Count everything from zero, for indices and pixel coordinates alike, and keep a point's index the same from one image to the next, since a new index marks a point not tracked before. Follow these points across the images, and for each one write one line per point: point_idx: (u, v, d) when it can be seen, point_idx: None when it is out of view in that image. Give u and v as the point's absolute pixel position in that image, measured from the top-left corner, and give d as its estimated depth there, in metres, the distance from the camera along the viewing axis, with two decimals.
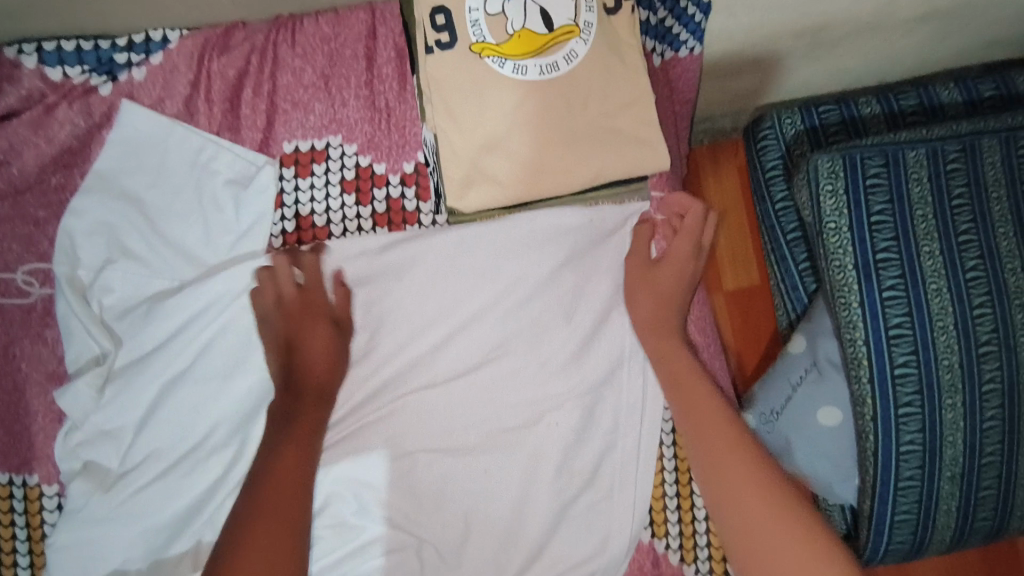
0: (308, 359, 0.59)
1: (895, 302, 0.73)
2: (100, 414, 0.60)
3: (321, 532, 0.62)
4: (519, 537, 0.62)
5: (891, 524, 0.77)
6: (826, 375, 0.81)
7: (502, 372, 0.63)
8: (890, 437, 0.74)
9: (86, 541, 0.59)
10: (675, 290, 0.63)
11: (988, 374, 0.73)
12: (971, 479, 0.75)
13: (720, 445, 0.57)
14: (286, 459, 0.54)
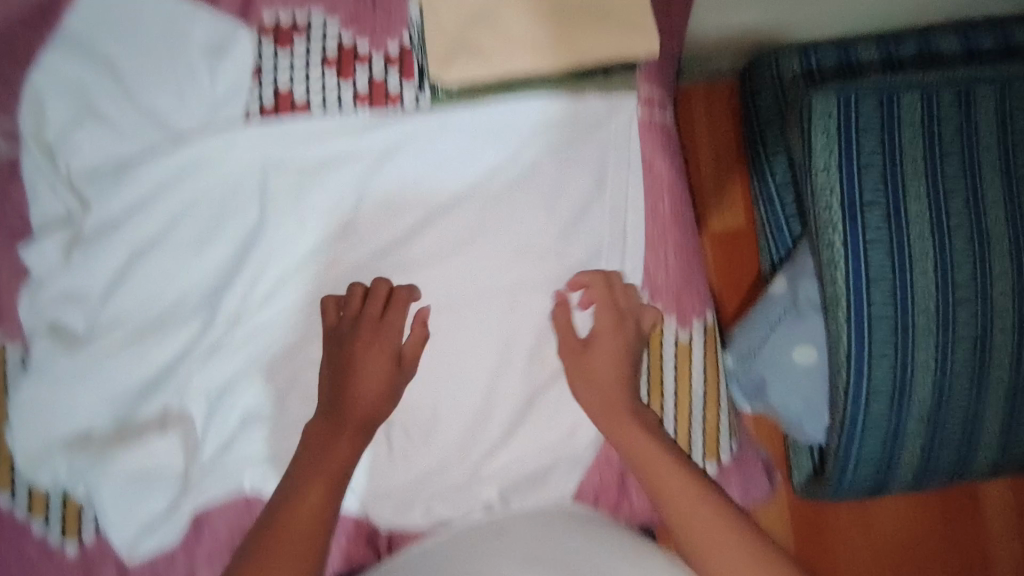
0: (360, 391, 0.59)
1: (878, 244, 0.76)
2: (67, 276, 0.58)
3: (288, 406, 0.61)
4: (488, 423, 0.63)
5: (858, 459, 0.82)
6: (804, 315, 0.86)
7: (480, 257, 0.63)
8: (863, 375, 0.77)
9: (54, 403, 0.58)
10: (663, 197, 0.64)
11: (961, 318, 0.76)
12: (938, 419, 0.79)
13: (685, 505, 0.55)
14: (318, 484, 0.55)
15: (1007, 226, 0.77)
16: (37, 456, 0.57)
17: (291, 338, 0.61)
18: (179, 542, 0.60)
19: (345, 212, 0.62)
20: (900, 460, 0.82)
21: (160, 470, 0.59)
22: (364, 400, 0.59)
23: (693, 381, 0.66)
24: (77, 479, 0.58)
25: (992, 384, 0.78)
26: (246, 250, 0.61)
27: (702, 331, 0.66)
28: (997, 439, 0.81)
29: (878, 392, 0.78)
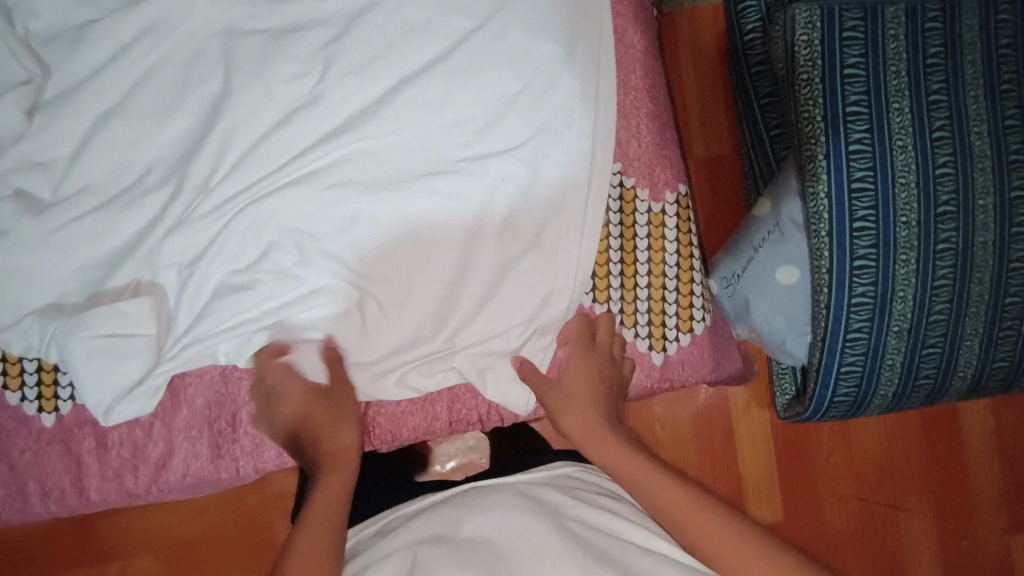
0: (335, 434, 0.61)
1: (861, 156, 0.77)
2: (30, 142, 0.58)
3: (259, 276, 0.61)
4: (459, 298, 0.63)
5: (838, 377, 0.83)
6: (788, 235, 0.86)
7: (447, 125, 0.62)
8: (844, 288, 0.79)
9: (26, 272, 0.58)
10: (629, 72, 0.67)
11: (944, 234, 0.77)
12: (917, 335, 0.80)
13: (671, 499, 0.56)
14: (313, 525, 0.53)
15: (991, 140, 0.76)
16: (13, 323, 0.59)
17: (257, 210, 0.60)
18: (155, 411, 0.62)
19: (312, 81, 0.61)
20: (880, 377, 0.83)
21: (131, 335, 0.58)
22: (338, 443, 0.60)
23: (666, 254, 0.67)
24: (50, 346, 0.59)
25: (972, 301, 0.79)
26: (211, 119, 0.60)
27: (675, 205, 0.67)
28: (977, 359, 0.82)
29: (859, 307, 0.79)
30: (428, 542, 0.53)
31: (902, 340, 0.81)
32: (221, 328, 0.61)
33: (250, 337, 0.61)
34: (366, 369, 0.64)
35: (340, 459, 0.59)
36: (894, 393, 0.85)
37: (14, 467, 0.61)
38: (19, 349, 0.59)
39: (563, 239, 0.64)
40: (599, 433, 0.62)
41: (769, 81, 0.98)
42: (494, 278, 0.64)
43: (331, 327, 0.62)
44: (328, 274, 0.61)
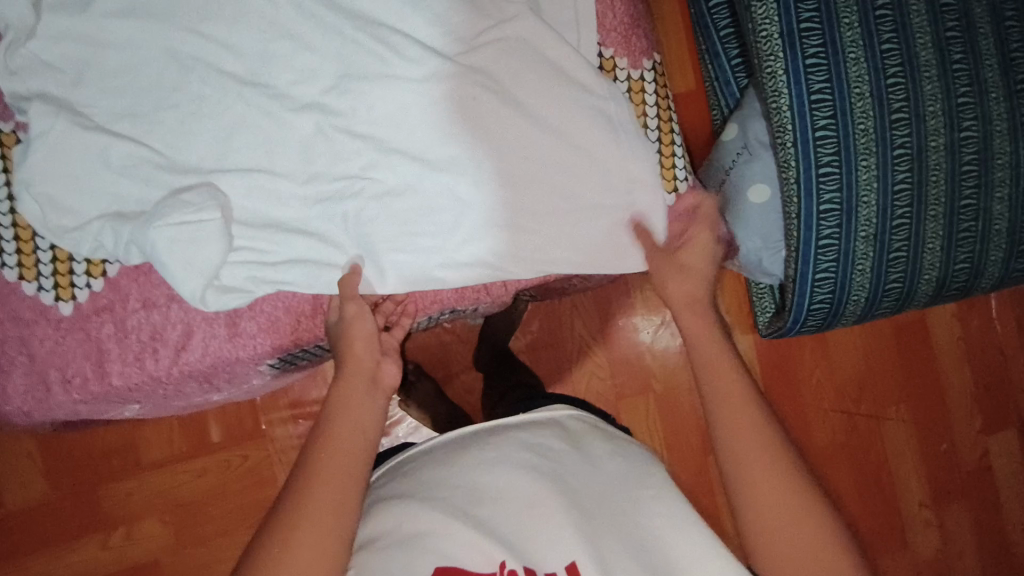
0: (357, 357, 0.63)
1: (817, 69, 0.89)
2: (42, 41, 0.61)
3: (274, 157, 0.65)
4: (461, 176, 0.67)
5: (814, 282, 0.95)
6: (755, 154, 1.00)
7: (441, 13, 0.67)
8: (812, 195, 0.90)
9: (41, 161, 0.60)
10: None
11: (899, 140, 0.90)
12: (882, 238, 0.93)
13: (729, 410, 0.62)
14: (342, 425, 0.59)
15: (933, 51, 0.90)
16: (74, 224, 0.62)
17: (264, 97, 0.64)
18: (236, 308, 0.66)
19: None
20: (852, 281, 0.95)
21: (201, 223, 0.61)
22: (348, 415, 0.60)
23: (648, 118, 0.74)
24: (130, 248, 0.62)
25: (929, 205, 0.92)
26: (209, 9, 0.63)
27: (653, 72, 0.74)
28: (939, 262, 0.95)
29: (829, 212, 0.91)
30: (433, 492, 0.60)
31: (869, 243, 0.93)
32: (273, 219, 0.66)
33: (286, 224, 0.66)
34: (412, 261, 0.67)
35: (351, 428, 0.59)
36: (867, 296, 0.97)
37: (35, 357, 0.63)
38: (87, 250, 0.62)
39: (557, 119, 0.69)
40: (692, 315, 0.69)
41: (727, 14, 1.07)
42: (483, 159, 0.67)
43: (344, 207, 0.66)
44: (343, 150, 0.66)
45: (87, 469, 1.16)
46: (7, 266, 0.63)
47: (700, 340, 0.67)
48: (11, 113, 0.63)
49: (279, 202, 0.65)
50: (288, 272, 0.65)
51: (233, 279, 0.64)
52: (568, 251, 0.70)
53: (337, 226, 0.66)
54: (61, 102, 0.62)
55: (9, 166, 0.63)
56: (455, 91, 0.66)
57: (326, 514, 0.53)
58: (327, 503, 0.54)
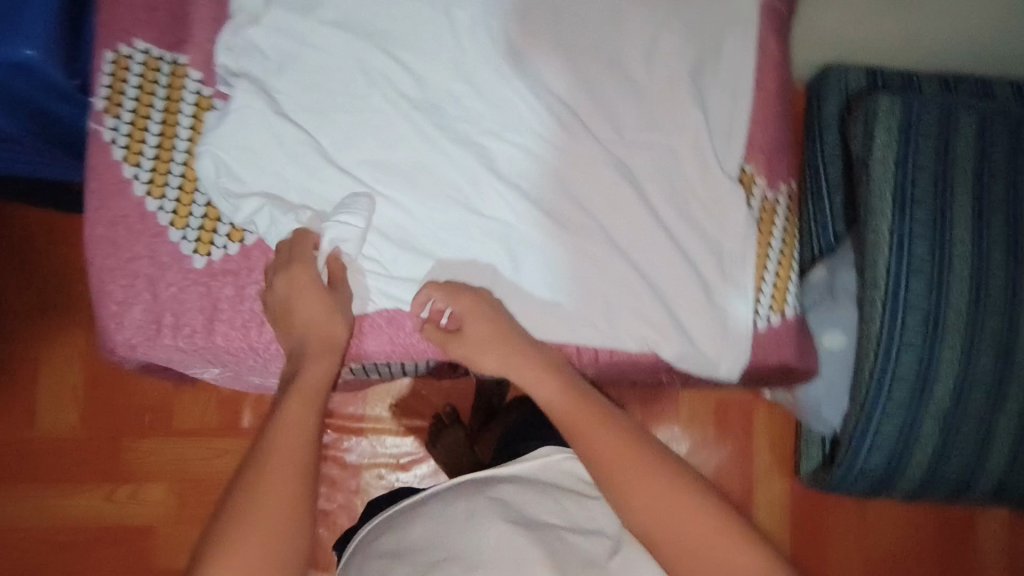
0: (319, 323, 0.62)
1: (920, 238, 0.90)
2: (263, 28, 0.67)
3: (421, 183, 0.69)
4: (575, 248, 0.70)
5: (870, 446, 0.93)
6: (840, 301, 0.98)
7: (608, 96, 0.71)
8: (890, 357, 0.89)
9: (229, 133, 0.66)
10: (770, 89, 0.74)
11: (989, 328, 0.89)
12: (951, 420, 0.91)
13: (623, 467, 0.58)
14: (297, 397, 0.57)
15: None
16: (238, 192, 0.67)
17: (428, 128, 0.69)
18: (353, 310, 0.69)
19: (495, 24, 0.70)
20: (911, 454, 0.93)
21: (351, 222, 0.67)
22: (312, 392, 0.58)
23: (773, 237, 0.73)
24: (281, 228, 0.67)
25: (1006, 401, 0.90)
26: (409, 42, 0.69)
27: (785, 197, 0.74)
28: (1004, 460, 0.92)
29: (902, 377, 0.89)
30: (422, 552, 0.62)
31: (936, 421, 0.91)
32: (394, 238, 0.69)
33: (403, 244, 0.69)
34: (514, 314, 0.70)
35: (310, 414, 0.57)
36: (923, 473, 0.94)
37: (156, 298, 0.67)
38: (240, 217, 0.67)
39: (681, 221, 0.71)
40: (521, 365, 0.64)
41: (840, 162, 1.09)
42: (603, 238, 0.70)
43: (473, 247, 0.69)
44: (489, 192, 0.69)
45: (121, 419, 1.18)
46: (163, 210, 0.67)
47: (568, 409, 0.61)
48: (214, 81, 0.68)
49: (402, 218, 0.69)
50: (410, 291, 0.69)
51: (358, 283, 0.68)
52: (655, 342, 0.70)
53: (451, 261, 0.69)
54: (261, 85, 0.67)
55: (198, 129, 0.67)
56: (597, 173, 0.70)
57: (275, 514, 0.51)
58: (283, 491, 0.52)
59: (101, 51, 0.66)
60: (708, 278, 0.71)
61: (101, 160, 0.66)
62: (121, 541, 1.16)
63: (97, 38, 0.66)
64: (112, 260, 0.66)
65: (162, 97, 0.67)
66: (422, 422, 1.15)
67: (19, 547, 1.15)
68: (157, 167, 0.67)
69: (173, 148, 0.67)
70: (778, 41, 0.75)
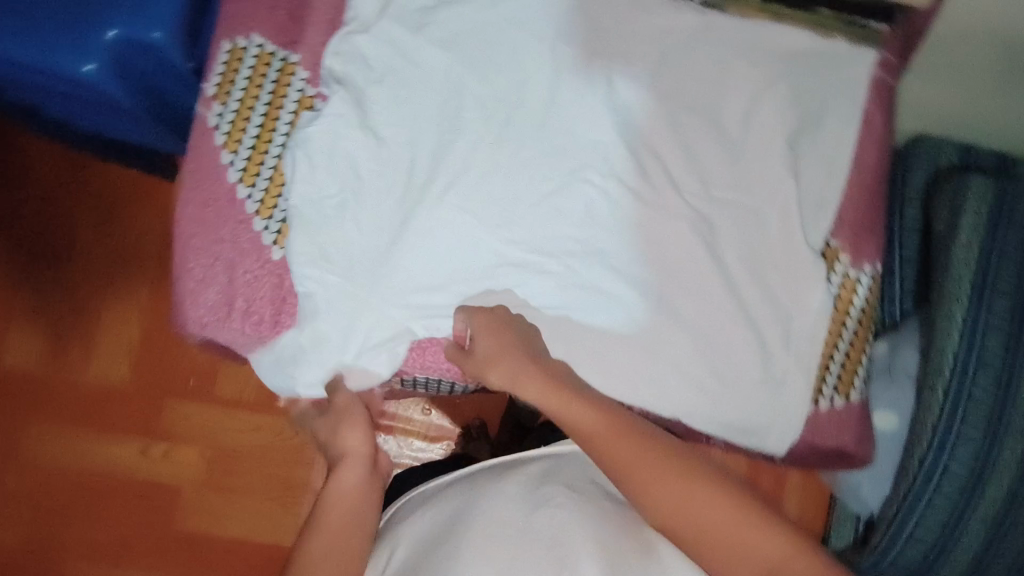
0: (353, 438, 0.68)
1: (996, 330, 0.77)
2: (372, 39, 0.69)
3: (500, 210, 0.69)
4: (638, 297, 0.70)
5: (908, 538, 0.81)
6: (899, 383, 0.89)
7: (699, 150, 0.70)
8: (943, 449, 0.78)
9: (324, 135, 0.68)
10: (868, 166, 0.72)
11: None
12: (999, 534, 0.79)
13: (628, 454, 0.63)
14: (341, 504, 0.65)
15: None
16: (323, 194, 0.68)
17: (514, 157, 0.69)
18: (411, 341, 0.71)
19: (599, 63, 0.70)
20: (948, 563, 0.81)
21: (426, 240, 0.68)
22: (347, 501, 0.65)
23: (849, 316, 0.71)
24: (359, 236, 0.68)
25: None
26: (510, 71, 0.70)
27: (870, 277, 0.72)
28: None
29: (951, 479, 0.78)
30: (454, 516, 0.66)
31: (982, 533, 0.79)
32: (408, 307, 0.69)
33: (416, 314, 0.69)
34: (572, 353, 0.70)
35: (350, 515, 0.64)
36: None
37: (232, 282, 0.69)
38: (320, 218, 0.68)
39: (752, 285, 0.70)
40: (528, 384, 0.65)
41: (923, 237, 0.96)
42: (669, 293, 0.70)
43: (542, 282, 0.70)
44: (564, 230, 0.70)
45: (167, 379, 1.20)
46: (252, 199, 0.69)
47: (571, 414, 0.64)
48: (318, 83, 0.70)
49: (422, 278, 0.69)
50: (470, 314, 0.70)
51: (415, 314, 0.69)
52: (707, 408, 0.70)
53: (513, 297, 0.70)
54: (361, 94, 0.69)
55: (295, 125, 0.69)
56: (674, 225, 0.70)
57: None
58: None
59: (220, 40, 0.69)
60: (772, 348, 0.70)
61: (203, 144, 0.69)
62: (149, 495, 1.20)
63: (218, 28, 0.69)
64: (196, 240, 0.69)
65: (268, 93, 0.69)
66: (452, 434, 1.15)
67: (58, 485, 1.20)
68: (252, 158, 0.69)
69: (270, 141, 0.69)
70: (886, 118, 0.73)
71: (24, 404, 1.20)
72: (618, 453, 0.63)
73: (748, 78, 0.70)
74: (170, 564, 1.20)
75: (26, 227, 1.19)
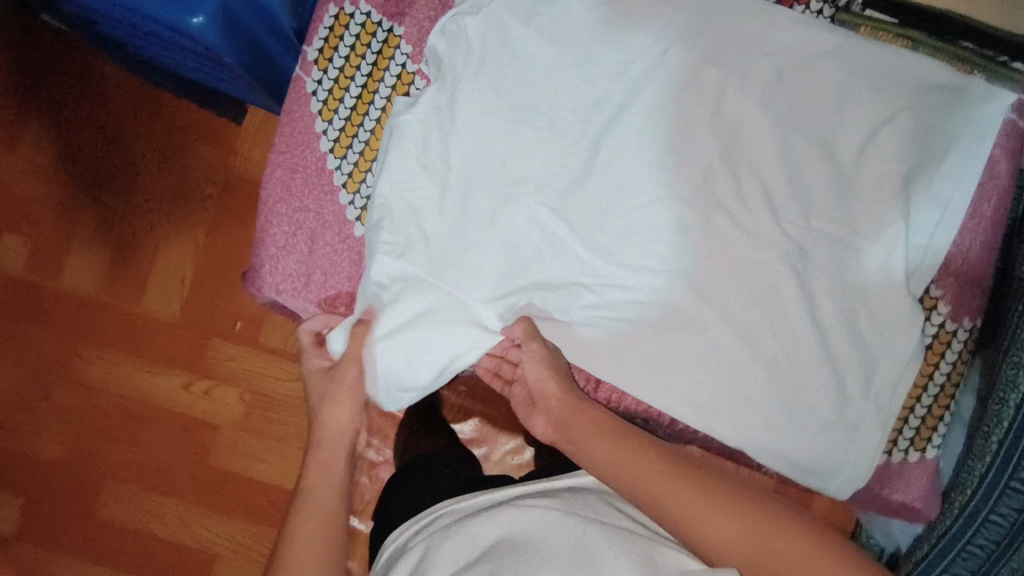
0: (338, 425, 0.70)
1: None
2: (480, 20, 0.66)
3: (586, 211, 0.67)
4: (720, 322, 0.67)
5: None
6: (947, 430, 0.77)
7: (803, 177, 0.67)
8: (988, 498, 0.68)
9: (419, 121, 0.66)
10: (980, 216, 0.68)
11: None
12: None
13: (669, 492, 0.56)
14: (321, 486, 0.66)
15: None
16: (416, 180, 0.67)
17: (608, 162, 0.67)
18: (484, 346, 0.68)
19: (712, 73, 0.66)
20: None
21: (516, 239, 0.67)
22: (324, 482, 0.67)
23: (937, 371, 0.68)
24: (445, 228, 0.67)
25: None
26: (619, 71, 0.67)
27: (967, 332, 0.68)
28: None
29: (969, 556, 0.69)
30: (490, 526, 0.60)
31: None
32: (485, 300, 0.68)
33: (495, 308, 0.68)
34: (651, 379, 0.68)
35: (327, 496, 0.66)
36: None
37: (312, 252, 0.69)
38: (412, 206, 0.67)
39: (842, 323, 0.67)
40: (574, 411, 0.65)
41: None
42: (750, 324, 0.67)
43: (623, 294, 0.68)
44: (651, 244, 0.68)
45: (214, 319, 1.17)
46: (340, 171, 0.68)
47: (604, 449, 0.61)
48: (421, 60, 0.68)
49: (503, 273, 0.68)
50: (551, 320, 0.69)
51: (486, 318, 0.68)
52: (774, 443, 0.67)
53: (587, 303, 0.69)
54: (460, 77, 0.66)
55: (392, 102, 0.68)
56: (764, 253, 0.67)
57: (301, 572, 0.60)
58: (307, 556, 0.61)
59: (326, 4, 0.67)
60: (850, 392, 0.67)
61: (298, 109, 0.67)
62: (186, 431, 1.19)
63: None
64: (282, 206, 0.68)
65: (369, 63, 0.68)
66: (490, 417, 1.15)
67: (101, 407, 1.19)
68: (345, 129, 0.68)
69: (365, 114, 0.68)
70: (1010, 167, 0.68)
71: (74, 323, 1.19)
72: (648, 470, 0.58)
73: (868, 107, 0.66)
74: (200, 498, 1.18)
75: (92, 148, 1.16)
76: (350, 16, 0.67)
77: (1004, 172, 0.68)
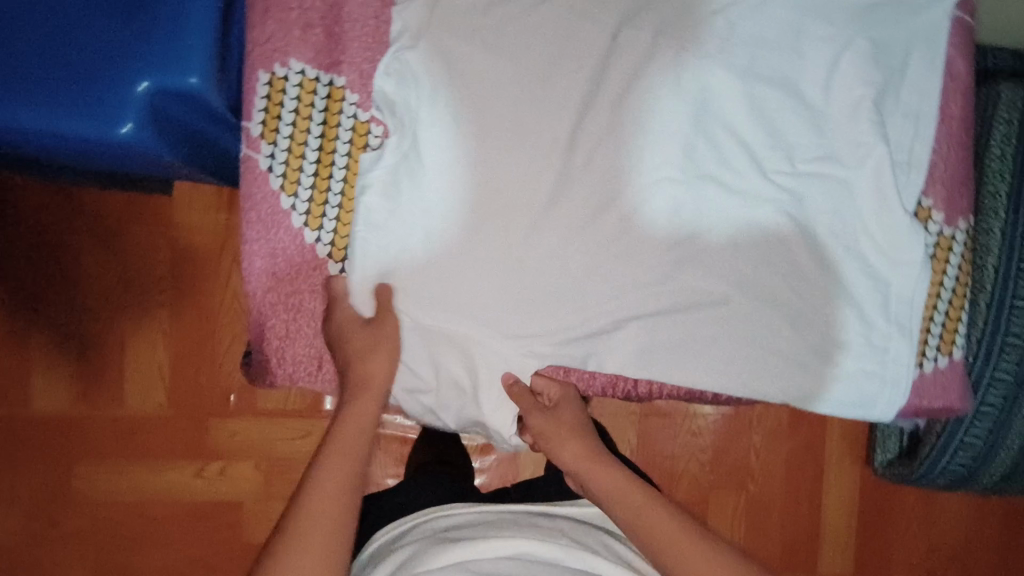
0: (369, 370, 0.64)
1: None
2: (422, 51, 0.62)
3: (577, 214, 0.66)
4: (734, 286, 0.67)
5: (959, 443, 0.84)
6: None
7: (778, 124, 0.67)
8: (988, 359, 0.79)
9: (389, 177, 0.63)
10: (950, 120, 0.69)
11: None
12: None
13: (689, 560, 0.58)
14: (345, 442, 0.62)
15: None
16: (406, 230, 0.64)
17: (585, 159, 0.65)
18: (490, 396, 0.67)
19: (668, 43, 0.65)
20: (977, 478, 0.87)
21: (517, 263, 0.66)
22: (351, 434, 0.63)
23: (946, 275, 0.70)
24: (445, 272, 0.65)
25: None
26: (575, 64, 0.64)
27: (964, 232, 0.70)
28: None
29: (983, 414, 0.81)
30: (506, 548, 0.59)
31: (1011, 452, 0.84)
32: (504, 330, 0.67)
33: (514, 334, 0.67)
34: (681, 361, 0.68)
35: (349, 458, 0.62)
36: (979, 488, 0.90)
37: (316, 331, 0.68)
38: (408, 257, 0.64)
39: (847, 252, 0.68)
40: (596, 468, 0.67)
41: None
42: (762, 279, 0.67)
43: (634, 286, 0.67)
44: (649, 228, 0.67)
45: (204, 397, 1.09)
46: (321, 242, 0.65)
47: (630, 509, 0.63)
48: (370, 106, 0.64)
49: (514, 298, 0.66)
50: (573, 332, 0.68)
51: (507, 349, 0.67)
52: (811, 386, 0.69)
53: (602, 304, 0.68)
54: (416, 115, 0.63)
55: (355, 158, 0.64)
56: (761, 206, 0.67)
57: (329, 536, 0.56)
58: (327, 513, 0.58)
59: (255, 72, 0.61)
60: (871, 318, 0.69)
61: (258, 190, 0.63)
62: (208, 517, 1.11)
63: (249, 58, 0.61)
64: (272, 295, 0.65)
65: (319, 123, 0.63)
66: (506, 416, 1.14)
67: (113, 513, 1.09)
68: (314, 199, 0.64)
69: (329, 177, 0.64)
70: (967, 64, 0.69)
71: (57, 447, 1.08)
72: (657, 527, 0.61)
73: (826, 38, 0.66)
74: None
75: (18, 257, 1.04)
76: (284, 78, 0.62)
77: (963, 70, 0.69)
